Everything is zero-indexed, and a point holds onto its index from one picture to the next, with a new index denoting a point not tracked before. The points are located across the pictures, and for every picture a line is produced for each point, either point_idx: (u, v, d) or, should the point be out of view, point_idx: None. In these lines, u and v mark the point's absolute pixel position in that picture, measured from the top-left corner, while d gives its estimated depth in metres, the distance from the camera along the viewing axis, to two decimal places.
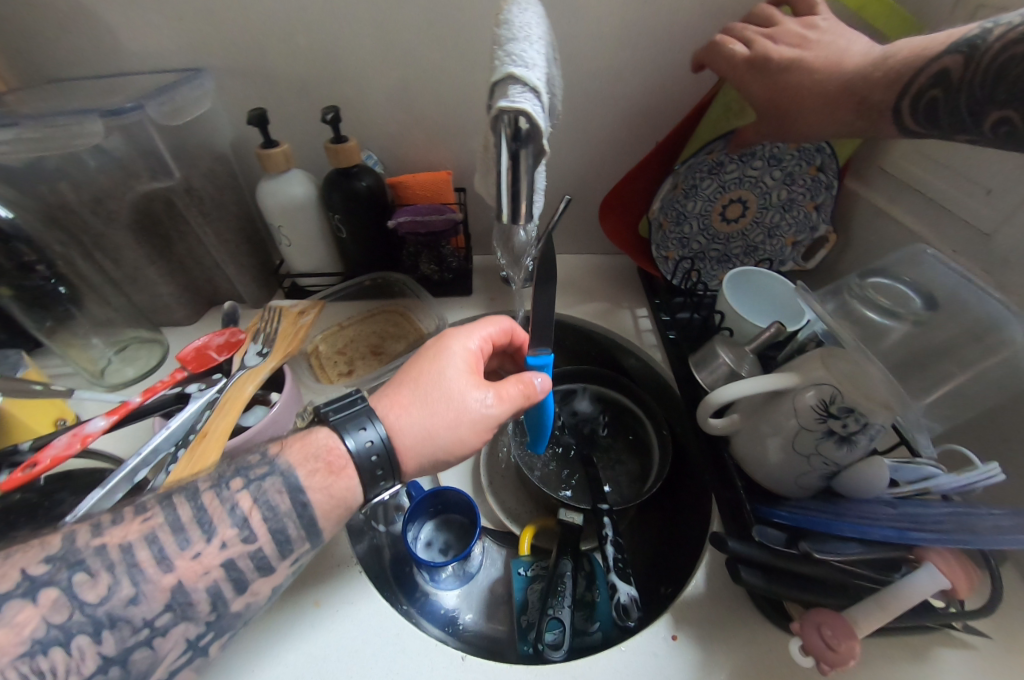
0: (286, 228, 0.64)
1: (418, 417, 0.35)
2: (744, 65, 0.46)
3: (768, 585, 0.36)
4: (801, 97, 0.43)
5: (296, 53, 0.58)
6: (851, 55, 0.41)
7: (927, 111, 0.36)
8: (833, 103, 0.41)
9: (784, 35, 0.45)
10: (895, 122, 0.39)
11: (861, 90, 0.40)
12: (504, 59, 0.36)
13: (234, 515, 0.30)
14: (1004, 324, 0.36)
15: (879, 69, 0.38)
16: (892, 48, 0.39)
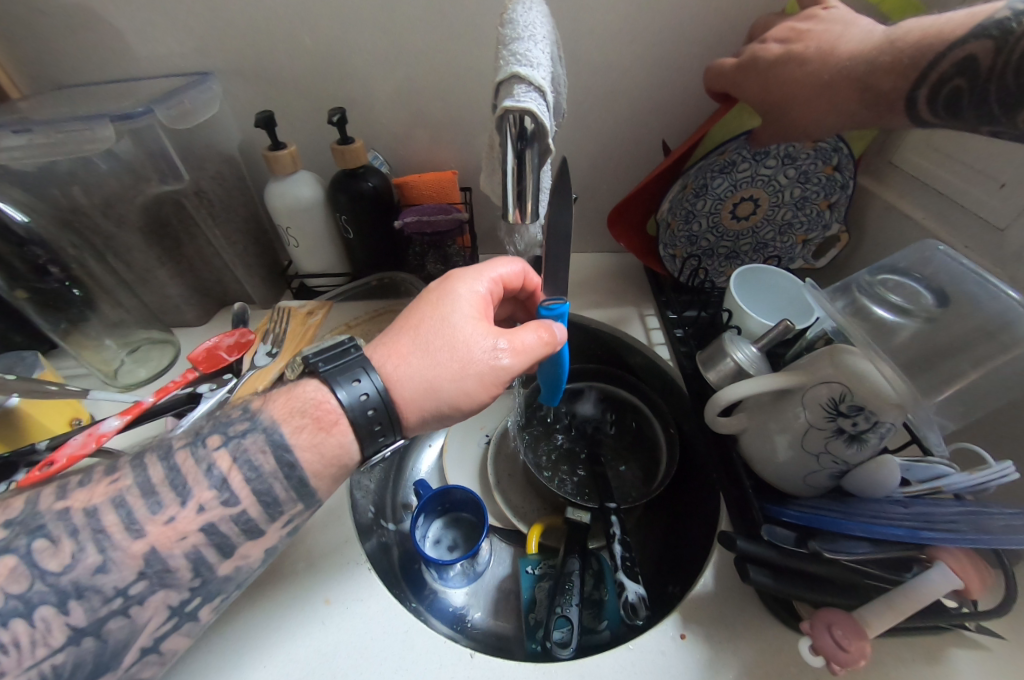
0: (293, 229, 0.64)
1: (417, 367, 0.34)
2: (735, 69, 0.48)
3: (777, 585, 0.36)
4: (793, 95, 0.43)
5: (302, 55, 0.58)
6: (850, 43, 0.39)
7: (948, 100, 0.34)
8: (833, 96, 0.41)
9: (779, 32, 0.45)
10: (909, 112, 0.37)
11: (867, 80, 0.38)
12: (508, 58, 0.36)
13: (209, 476, 0.30)
14: (1016, 322, 0.35)
15: (882, 55, 0.37)
16: (895, 33, 0.37)
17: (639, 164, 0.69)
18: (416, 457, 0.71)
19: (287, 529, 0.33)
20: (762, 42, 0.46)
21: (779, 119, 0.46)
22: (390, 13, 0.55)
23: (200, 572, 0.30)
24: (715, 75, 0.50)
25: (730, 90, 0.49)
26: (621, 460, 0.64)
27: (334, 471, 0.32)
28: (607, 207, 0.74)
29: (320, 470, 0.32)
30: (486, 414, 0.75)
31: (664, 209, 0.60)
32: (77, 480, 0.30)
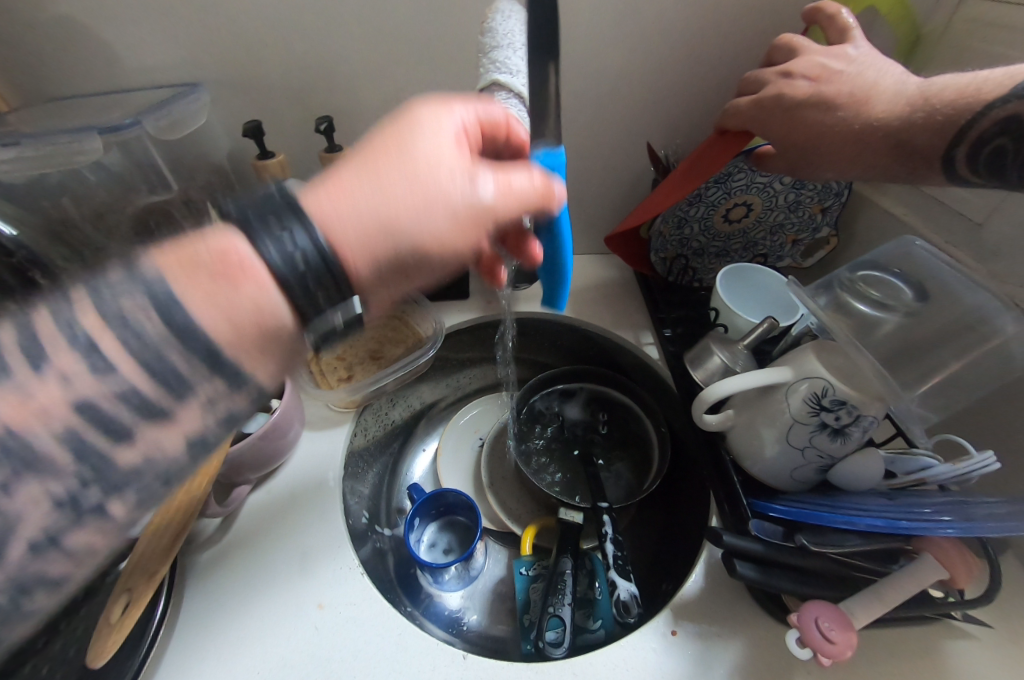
0: None
1: (364, 204, 0.26)
2: (751, 108, 0.41)
3: (764, 577, 0.35)
4: (822, 142, 0.38)
5: (290, 64, 0.58)
6: (883, 96, 0.35)
7: (990, 160, 0.32)
8: (867, 151, 0.36)
9: (805, 66, 0.39)
10: (945, 169, 0.34)
11: (901, 136, 0.35)
12: (488, 66, 0.37)
13: (71, 334, 0.19)
14: (992, 317, 0.36)
15: (919, 113, 0.34)
16: (929, 90, 0.34)
17: (626, 165, 0.69)
18: (410, 462, 0.72)
19: (220, 416, 0.22)
20: (786, 76, 0.39)
21: (803, 165, 0.40)
22: (376, 21, 0.56)
23: (87, 462, 0.19)
24: (729, 112, 0.43)
25: (748, 131, 0.42)
26: (613, 460, 0.64)
27: (258, 344, 0.23)
28: (594, 209, 0.74)
29: (236, 339, 0.22)
30: (479, 417, 0.75)
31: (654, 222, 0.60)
32: None
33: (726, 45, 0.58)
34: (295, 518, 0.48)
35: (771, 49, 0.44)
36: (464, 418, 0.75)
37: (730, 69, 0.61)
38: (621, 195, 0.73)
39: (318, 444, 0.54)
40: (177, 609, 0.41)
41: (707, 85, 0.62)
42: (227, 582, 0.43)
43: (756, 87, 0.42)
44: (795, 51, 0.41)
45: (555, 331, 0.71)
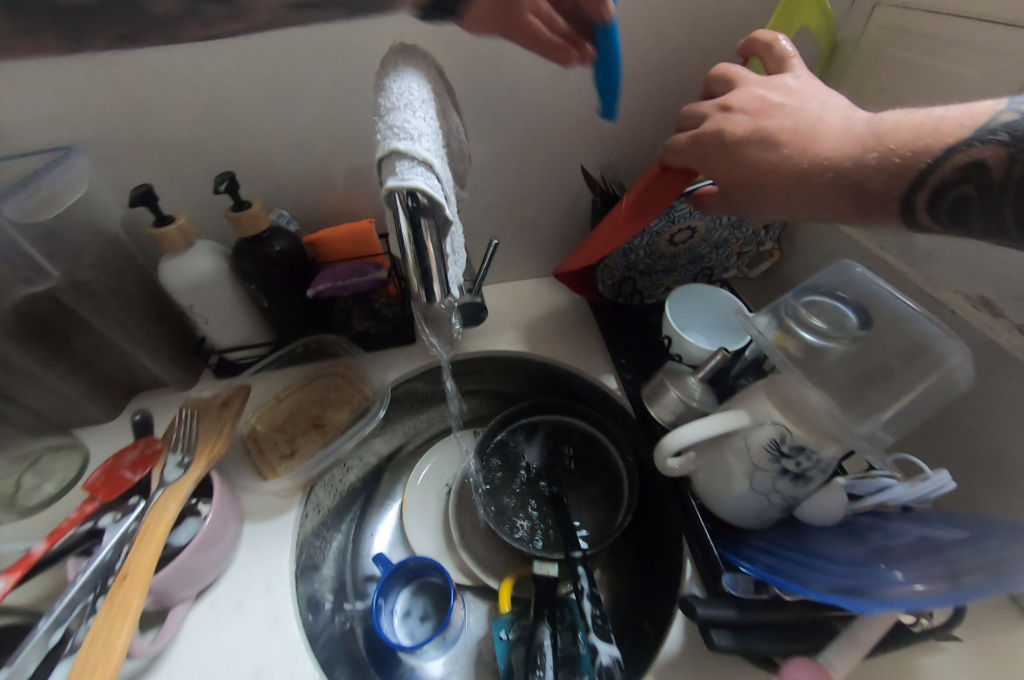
0: (197, 306, 0.58)
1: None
2: (690, 143, 0.37)
3: (742, 644, 0.34)
4: (767, 180, 0.33)
5: (182, 115, 0.52)
6: (831, 132, 0.31)
7: (953, 207, 0.27)
8: (819, 192, 0.30)
9: (744, 99, 0.35)
10: (904, 216, 0.28)
11: (856, 178, 0.29)
12: (384, 132, 0.32)
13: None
14: (933, 344, 0.34)
15: (874, 151, 0.28)
16: (882, 126, 0.29)
17: (564, 187, 0.67)
18: (375, 521, 0.67)
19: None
20: (725, 110, 0.35)
21: (752, 207, 0.35)
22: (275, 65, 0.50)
23: None
24: (669, 148, 0.40)
25: (692, 167, 0.38)
26: (584, 494, 0.63)
27: None
28: (537, 234, 0.71)
29: None
30: (439, 464, 0.71)
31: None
32: None
33: (652, 59, 0.56)
34: (242, 634, 0.43)
35: (708, 85, 0.40)
36: (423, 474, 0.70)
37: (659, 83, 0.59)
38: (563, 216, 0.70)
39: (259, 541, 0.49)
40: None
41: (636, 101, 0.59)
42: None
43: (694, 121, 0.38)
44: (733, 82, 0.37)
45: (509, 367, 0.68)
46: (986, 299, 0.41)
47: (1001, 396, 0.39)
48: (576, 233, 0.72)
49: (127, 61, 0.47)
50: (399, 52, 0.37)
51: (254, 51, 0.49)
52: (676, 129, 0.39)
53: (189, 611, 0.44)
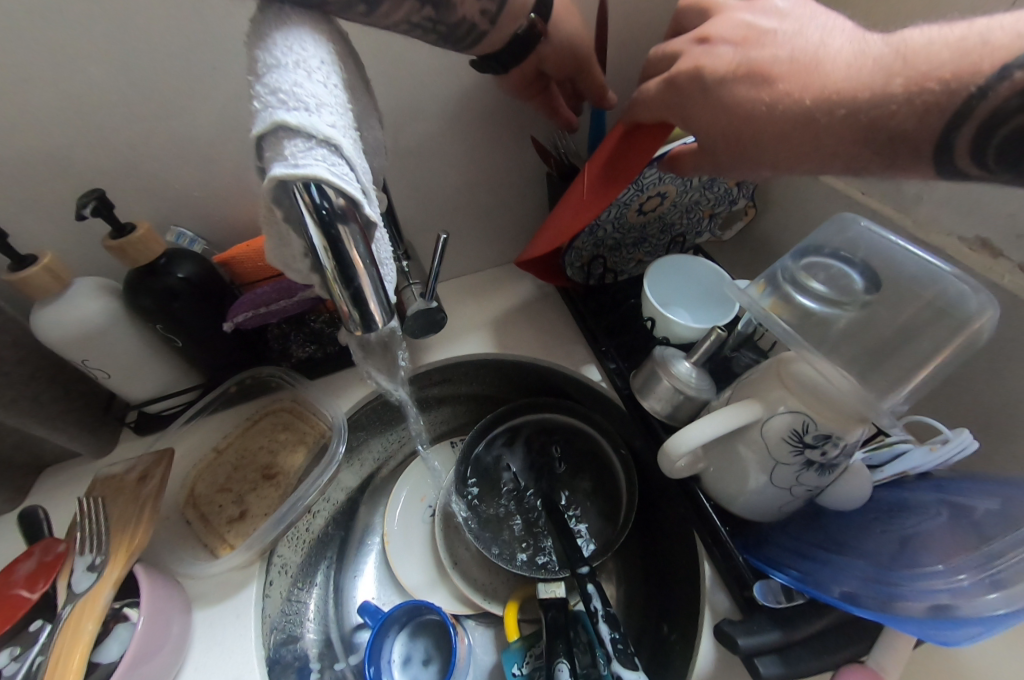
0: (93, 359, 0.48)
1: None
2: (663, 91, 0.30)
3: (792, 669, 0.30)
4: (758, 128, 0.25)
5: (27, 125, 0.40)
6: (839, 57, 0.23)
7: (1003, 149, 0.19)
8: (826, 138, 0.23)
9: (726, 31, 0.28)
10: (938, 161, 0.21)
11: (876, 113, 0.21)
12: (265, 101, 0.24)
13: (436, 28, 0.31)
14: (959, 304, 0.30)
15: (898, 77, 0.21)
16: (908, 45, 0.21)
17: (516, 164, 0.59)
18: (355, 564, 0.60)
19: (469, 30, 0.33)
20: (704, 43, 0.29)
21: (738, 165, 0.28)
22: (142, 52, 0.40)
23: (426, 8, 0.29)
24: (638, 99, 0.33)
25: (665, 119, 0.31)
26: (581, 497, 0.58)
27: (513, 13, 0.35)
28: (493, 221, 0.64)
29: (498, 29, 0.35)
30: (415, 489, 0.64)
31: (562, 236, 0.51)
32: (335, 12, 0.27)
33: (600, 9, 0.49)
34: None
35: (680, 20, 0.33)
36: (399, 508, 0.62)
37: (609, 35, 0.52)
38: (518, 197, 0.63)
39: (213, 631, 0.41)
40: None
41: None
42: None
43: (665, 64, 0.31)
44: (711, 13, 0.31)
45: (480, 371, 0.61)
46: (986, 240, 0.39)
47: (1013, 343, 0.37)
48: (534, 214, 0.66)
49: None
50: None
51: (111, 35, 0.38)
52: (644, 76, 0.33)
53: None
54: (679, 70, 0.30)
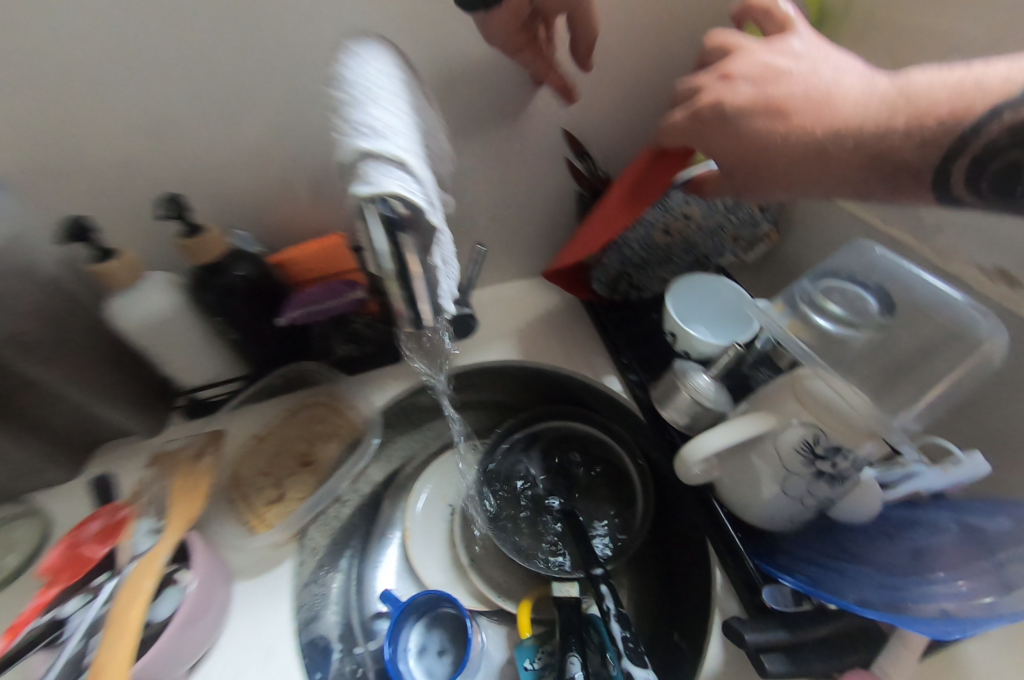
0: (158, 346, 0.52)
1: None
2: (688, 123, 0.33)
3: (799, 668, 0.31)
4: (775, 158, 0.28)
5: (116, 136, 0.45)
6: (850, 96, 0.26)
7: (997, 179, 0.21)
8: (839, 167, 0.25)
9: (745, 67, 0.31)
10: (937, 189, 0.23)
11: (882, 147, 0.24)
12: (347, 129, 0.28)
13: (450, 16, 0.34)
14: (969, 326, 0.32)
15: (903, 115, 0.23)
16: (912, 87, 0.24)
17: (546, 183, 0.63)
18: (376, 556, 0.63)
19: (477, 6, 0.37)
20: (725, 79, 0.31)
21: (757, 190, 0.31)
22: (219, 73, 0.45)
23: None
24: (662, 130, 0.36)
25: (689, 146, 0.34)
26: (596, 503, 0.60)
27: None
28: (522, 235, 0.68)
29: None
30: (437, 489, 0.66)
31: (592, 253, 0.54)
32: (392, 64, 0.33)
33: (632, 44, 0.53)
34: None
35: (703, 52, 0.36)
36: (420, 504, 0.65)
37: (638, 67, 0.55)
38: (548, 214, 0.67)
39: (252, 603, 0.45)
40: None
41: (617, 88, 0.56)
42: None
43: (688, 96, 0.34)
44: (731, 50, 0.33)
45: (504, 377, 0.64)
46: (1002, 269, 0.39)
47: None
48: (562, 231, 0.69)
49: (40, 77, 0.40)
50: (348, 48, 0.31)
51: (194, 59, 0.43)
52: (670, 106, 0.35)
53: None
54: (702, 104, 0.32)
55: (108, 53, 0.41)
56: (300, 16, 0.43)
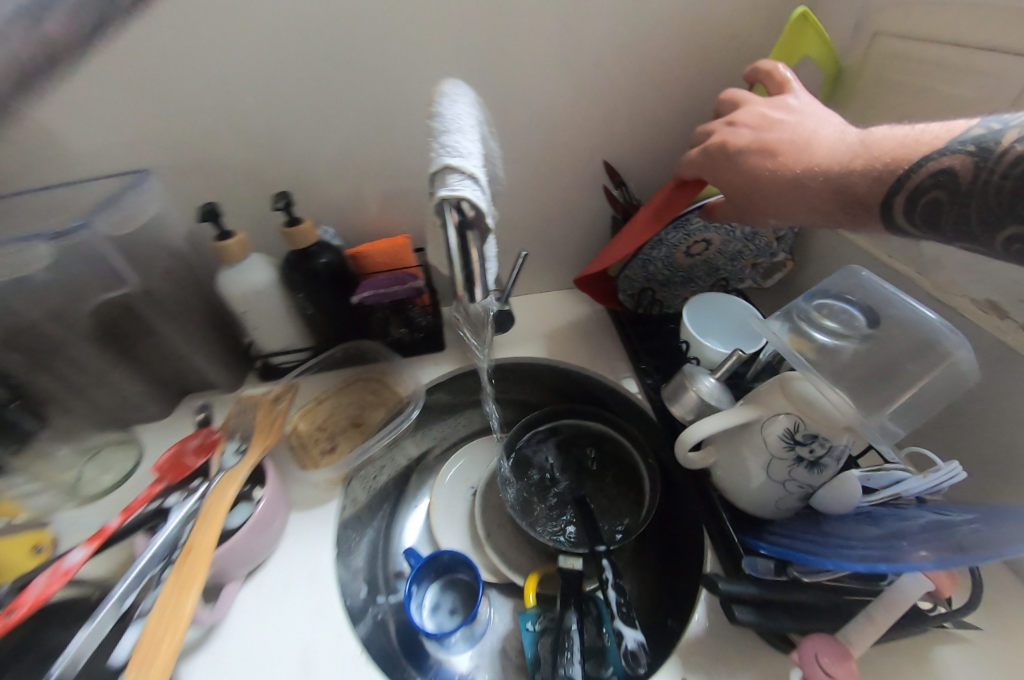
0: (250, 313, 0.63)
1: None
2: (701, 158, 0.41)
3: (764, 619, 0.36)
4: (765, 187, 0.35)
5: (240, 141, 0.57)
6: (825, 144, 0.33)
7: (925, 211, 0.28)
8: (812, 195, 0.33)
9: (747, 117, 0.39)
10: (883, 218, 0.30)
11: (843, 181, 0.31)
12: (438, 149, 0.38)
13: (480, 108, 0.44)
14: (941, 341, 0.37)
15: (860, 159, 0.31)
16: (870, 139, 0.31)
17: (584, 206, 0.72)
18: (403, 522, 0.70)
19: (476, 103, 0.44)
20: (731, 125, 0.39)
21: (752, 214, 0.38)
22: (322, 95, 0.56)
23: None
24: (682, 163, 0.44)
25: (701, 177, 0.42)
26: (607, 496, 0.65)
27: None
28: (560, 250, 0.77)
29: None
30: (466, 466, 0.75)
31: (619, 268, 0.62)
32: (465, 105, 0.44)
33: (667, 91, 0.62)
34: (289, 609, 0.46)
35: (717, 104, 0.44)
36: (450, 475, 0.74)
37: (672, 111, 0.64)
38: (586, 233, 0.75)
39: (304, 530, 0.53)
40: None
41: (652, 127, 0.65)
42: None
43: (703, 139, 0.42)
44: (738, 104, 0.41)
45: (532, 373, 0.72)
46: (994, 302, 0.43)
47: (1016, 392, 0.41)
48: (596, 249, 0.77)
49: (197, 94, 0.53)
50: (439, 99, 0.43)
51: (306, 83, 0.54)
52: (688, 146, 0.43)
53: (237, 592, 0.47)
54: (712, 143, 0.40)
55: (246, 78, 0.53)
56: (392, 53, 0.54)
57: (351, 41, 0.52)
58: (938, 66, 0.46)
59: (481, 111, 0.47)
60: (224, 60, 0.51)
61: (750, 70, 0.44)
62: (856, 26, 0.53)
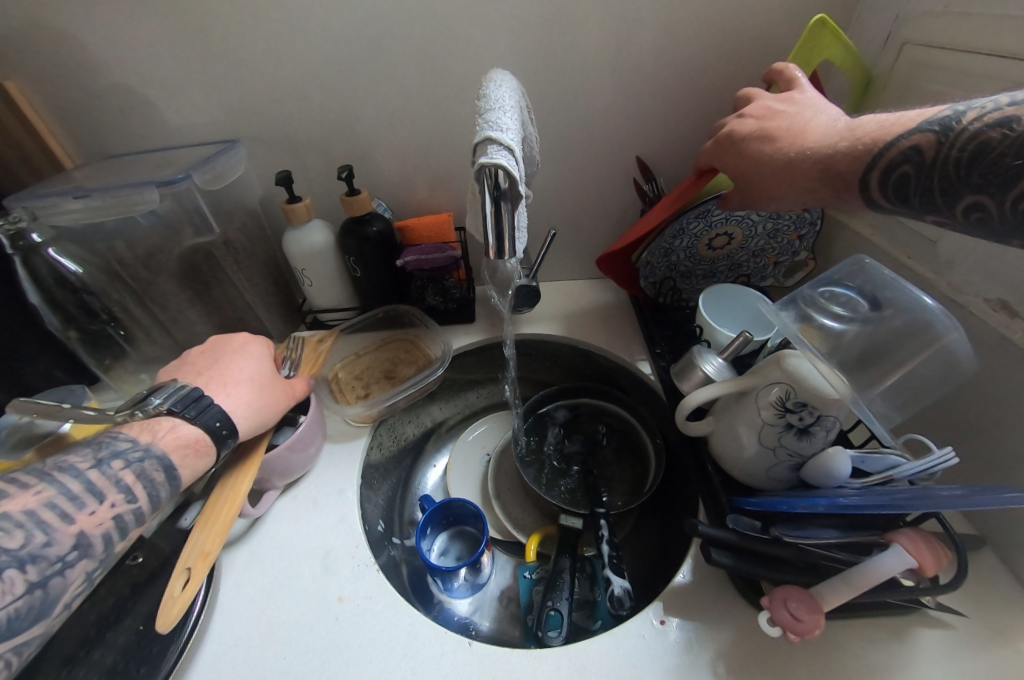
0: (307, 270, 0.71)
1: (241, 360, 0.49)
2: (711, 147, 0.45)
3: (735, 562, 0.41)
4: (763, 169, 0.39)
5: (314, 118, 0.66)
6: (819, 130, 0.37)
7: (897, 186, 0.32)
8: (802, 175, 0.37)
9: (752, 109, 0.43)
10: (862, 194, 0.34)
11: (830, 161, 0.35)
12: (483, 124, 0.44)
13: (513, 98, 0.49)
14: (936, 323, 0.37)
15: (845, 141, 0.35)
16: (856, 124, 0.35)
17: (616, 198, 0.76)
18: (421, 477, 0.76)
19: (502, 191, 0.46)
20: (739, 116, 0.43)
21: (752, 197, 0.42)
22: (388, 80, 0.63)
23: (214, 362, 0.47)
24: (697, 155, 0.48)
25: (712, 165, 0.46)
26: (613, 471, 0.69)
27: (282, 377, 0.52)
28: (590, 239, 0.81)
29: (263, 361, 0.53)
30: (486, 433, 0.81)
31: (642, 253, 0.66)
32: (507, 88, 0.50)
33: (703, 92, 0.66)
34: (317, 520, 0.53)
35: (733, 101, 0.48)
36: (473, 435, 0.81)
37: (706, 111, 0.68)
38: (616, 225, 0.80)
39: (336, 458, 0.60)
40: (217, 596, 0.46)
41: (686, 126, 0.69)
42: (254, 589, 0.47)
43: (715, 132, 0.46)
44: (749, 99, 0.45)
45: (553, 350, 0.76)
46: (1005, 301, 0.44)
47: (1017, 386, 0.42)
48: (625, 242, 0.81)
49: (283, 73, 0.61)
50: (486, 82, 0.50)
51: (376, 68, 0.62)
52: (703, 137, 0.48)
53: (275, 501, 0.54)
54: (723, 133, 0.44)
55: (326, 63, 0.61)
56: (451, 47, 0.61)
57: (418, 33, 0.59)
58: (961, 73, 0.48)
59: (521, 95, 0.53)
60: (310, 48, 0.60)
61: (766, 69, 0.47)
62: (886, 39, 0.56)
